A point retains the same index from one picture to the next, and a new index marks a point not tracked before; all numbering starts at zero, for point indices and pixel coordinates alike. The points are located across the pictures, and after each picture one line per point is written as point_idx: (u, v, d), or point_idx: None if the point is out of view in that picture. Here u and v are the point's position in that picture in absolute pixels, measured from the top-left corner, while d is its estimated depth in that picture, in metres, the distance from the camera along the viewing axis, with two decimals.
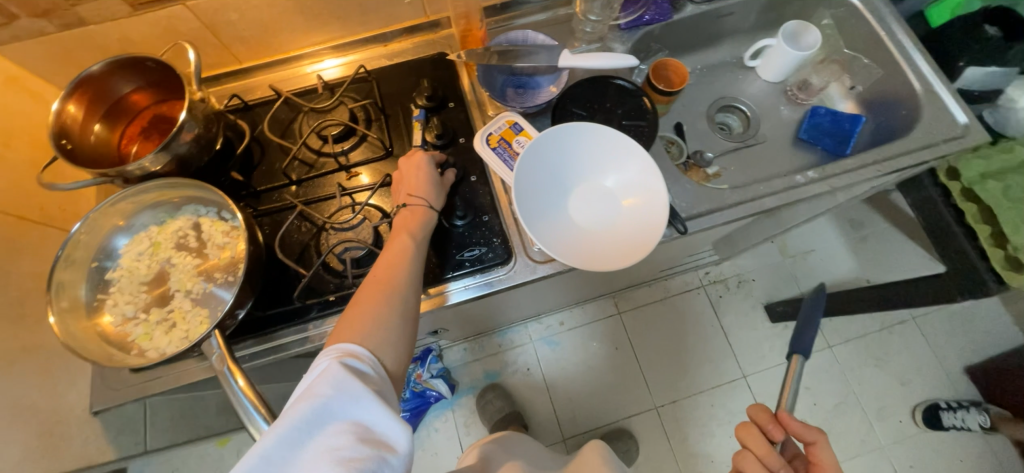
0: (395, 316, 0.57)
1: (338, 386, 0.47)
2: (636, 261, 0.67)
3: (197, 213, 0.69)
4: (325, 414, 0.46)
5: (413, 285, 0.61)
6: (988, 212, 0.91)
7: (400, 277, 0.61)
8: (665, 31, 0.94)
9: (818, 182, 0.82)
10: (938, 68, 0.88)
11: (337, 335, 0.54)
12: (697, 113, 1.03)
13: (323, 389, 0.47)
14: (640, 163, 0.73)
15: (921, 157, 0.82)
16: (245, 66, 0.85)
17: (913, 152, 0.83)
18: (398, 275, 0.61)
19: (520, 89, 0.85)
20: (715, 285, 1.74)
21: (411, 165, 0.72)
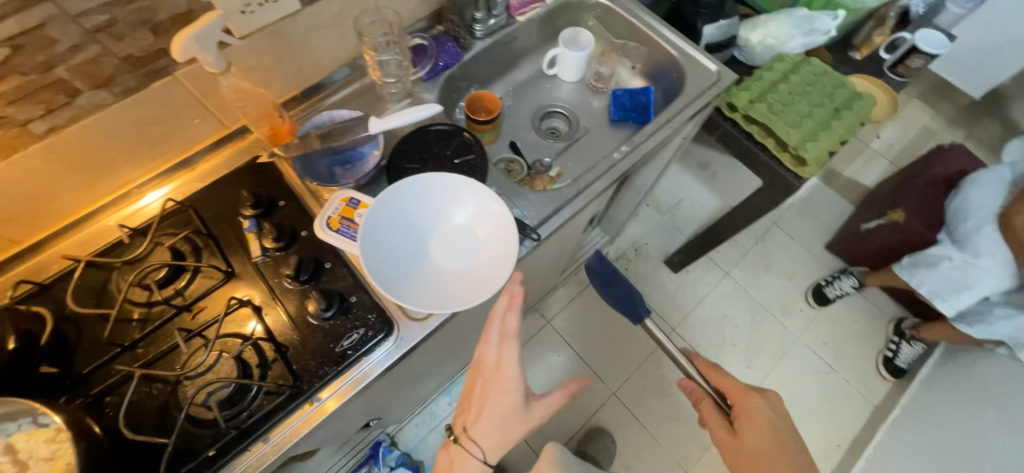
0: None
1: None
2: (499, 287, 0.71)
3: (5, 433, 0.57)
4: None
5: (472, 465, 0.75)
6: (766, 128, 1.11)
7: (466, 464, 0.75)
8: (465, 69, 1.02)
9: (634, 152, 0.93)
10: (683, 34, 1.07)
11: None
12: (525, 127, 1.12)
13: None
14: (476, 192, 0.78)
15: (698, 106, 0.98)
16: (30, 244, 0.75)
17: (691, 103, 0.99)
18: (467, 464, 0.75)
19: (347, 165, 0.84)
20: (618, 261, 1.87)
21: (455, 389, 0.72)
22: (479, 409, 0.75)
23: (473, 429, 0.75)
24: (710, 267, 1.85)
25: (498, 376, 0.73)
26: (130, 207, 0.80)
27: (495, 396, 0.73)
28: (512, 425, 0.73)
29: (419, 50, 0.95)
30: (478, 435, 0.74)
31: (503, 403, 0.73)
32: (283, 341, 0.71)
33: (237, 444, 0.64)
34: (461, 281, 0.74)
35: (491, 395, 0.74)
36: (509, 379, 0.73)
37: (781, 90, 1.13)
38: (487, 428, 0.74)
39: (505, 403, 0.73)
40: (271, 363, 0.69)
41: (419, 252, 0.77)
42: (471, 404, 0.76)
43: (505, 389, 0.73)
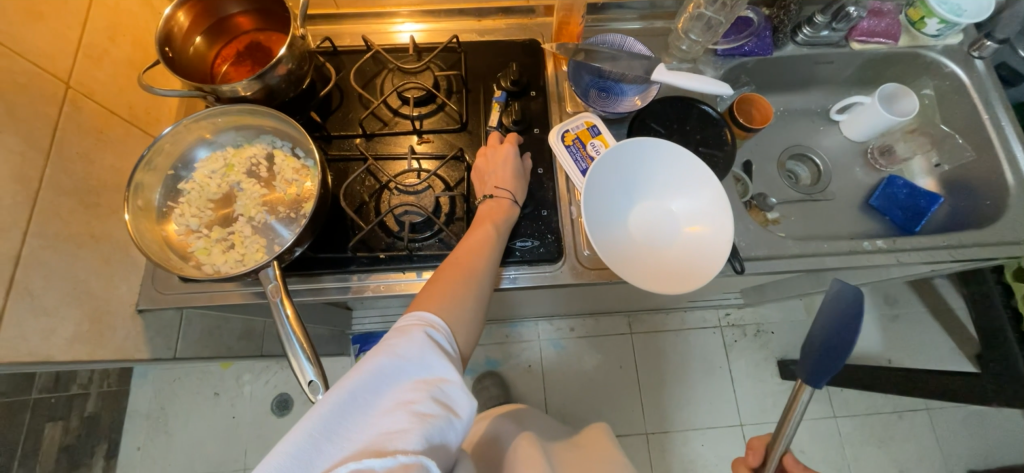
0: (471, 297, 0.57)
1: (417, 354, 0.48)
2: (686, 290, 0.67)
3: (273, 145, 0.70)
4: (386, 377, 0.46)
5: (491, 273, 0.62)
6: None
7: (479, 263, 0.61)
8: (759, 66, 0.91)
9: (886, 252, 0.78)
10: None
11: (417, 304, 0.54)
12: (769, 156, 1.00)
13: (408, 348, 0.48)
14: (713, 193, 0.71)
15: (1000, 253, 0.78)
16: (341, 12, 0.85)
17: (992, 246, 0.78)
18: (479, 261, 0.61)
19: (603, 93, 0.82)
20: (732, 328, 1.72)
21: (498, 156, 0.72)
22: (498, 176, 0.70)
23: (500, 184, 0.69)
24: (821, 399, 1.62)
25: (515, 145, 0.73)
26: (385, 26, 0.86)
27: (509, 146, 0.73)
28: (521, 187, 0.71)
29: (737, 23, 0.87)
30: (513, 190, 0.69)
31: (525, 168, 0.73)
32: (473, 208, 0.74)
33: (399, 263, 0.71)
34: (644, 260, 0.71)
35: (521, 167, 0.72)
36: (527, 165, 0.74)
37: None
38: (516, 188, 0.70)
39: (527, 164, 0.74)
40: (455, 220, 0.73)
41: (623, 207, 0.74)
42: (491, 180, 0.70)
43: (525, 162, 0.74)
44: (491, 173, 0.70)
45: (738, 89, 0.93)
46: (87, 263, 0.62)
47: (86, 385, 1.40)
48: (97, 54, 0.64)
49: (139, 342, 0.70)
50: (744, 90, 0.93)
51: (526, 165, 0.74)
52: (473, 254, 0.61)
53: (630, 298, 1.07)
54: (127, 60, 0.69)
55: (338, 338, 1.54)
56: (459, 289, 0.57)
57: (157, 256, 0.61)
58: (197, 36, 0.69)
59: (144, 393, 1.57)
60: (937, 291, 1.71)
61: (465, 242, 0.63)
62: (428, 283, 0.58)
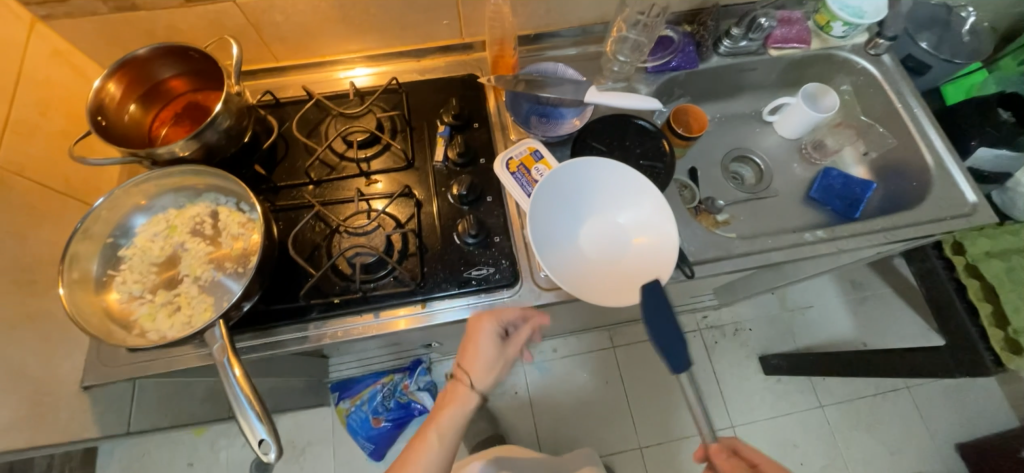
0: (428, 471, 0.69)
1: None
2: (641, 300, 0.68)
3: (216, 202, 0.69)
4: None
5: (446, 455, 0.71)
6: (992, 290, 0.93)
7: (433, 455, 0.70)
8: (690, 78, 0.96)
9: (827, 242, 0.82)
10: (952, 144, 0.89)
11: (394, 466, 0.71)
12: (712, 161, 1.05)
13: None
14: (654, 201, 0.74)
15: (930, 230, 0.82)
16: (280, 65, 0.86)
17: (921, 225, 0.83)
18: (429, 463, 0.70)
19: (543, 118, 0.85)
20: (711, 330, 1.74)
21: (473, 352, 0.71)
22: (474, 363, 0.72)
23: (470, 377, 0.72)
24: (806, 390, 1.64)
25: (492, 357, 0.71)
26: (334, 74, 0.89)
27: (485, 351, 0.70)
28: (493, 370, 0.72)
29: (660, 43, 0.92)
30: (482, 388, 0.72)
31: (503, 357, 0.72)
32: (426, 243, 0.75)
33: (355, 305, 0.71)
34: (598, 275, 0.72)
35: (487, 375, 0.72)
36: (506, 353, 0.72)
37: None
38: (484, 383, 0.73)
39: (500, 365, 0.73)
40: (409, 256, 0.74)
41: (573, 228, 0.76)
42: (465, 365, 0.72)
43: (503, 360, 0.72)
44: (466, 351, 0.72)
45: (673, 101, 0.98)
46: (23, 343, 0.59)
47: (45, 472, 1.31)
48: (27, 130, 0.64)
49: (85, 420, 0.66)
50: (680, 102, 0.98)
51: (517, 333, 0.72)
52: (429, 431, 0.72)
53: (600, 313, 1.08)
54: (61, 132, 0.69)
55: (315, 388, 1.49)
56: (418, 465, 0.69)
57: (97, 327, 0.59)
58: (131, 103, 0.69)
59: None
60: (897, 270, 1.78)
61: (436, 416, 0.72)
62: (404, 446, 0.72)
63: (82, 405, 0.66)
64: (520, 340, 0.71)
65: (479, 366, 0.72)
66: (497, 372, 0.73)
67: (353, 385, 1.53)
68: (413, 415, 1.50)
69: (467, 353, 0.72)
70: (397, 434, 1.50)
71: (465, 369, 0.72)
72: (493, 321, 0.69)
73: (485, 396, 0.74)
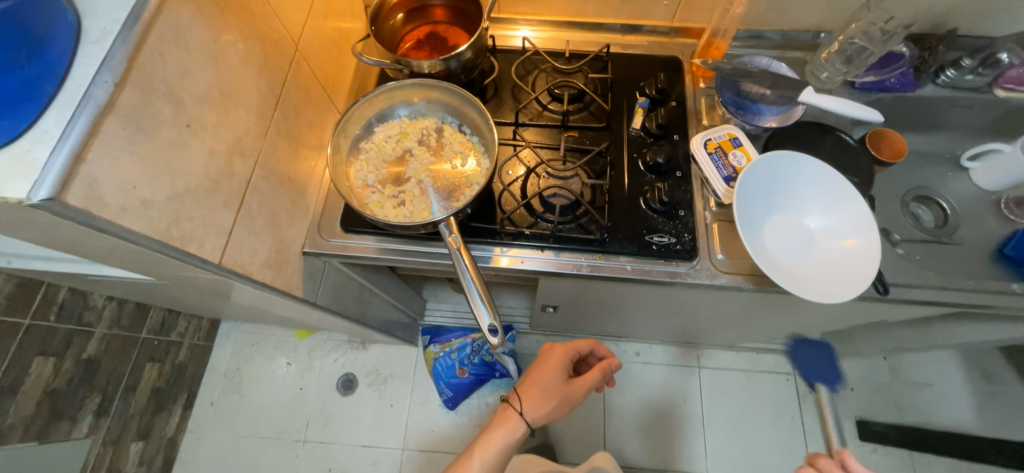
0: None
1: None
2: (841, 298, 0.66)
3: (443, 121, 0.78)
4: None
5: None
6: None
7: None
8: (896, 103, 0.92)
9: None
10: None
11: None
12: (893, 193, 0.99)
13: None
14: (857, 211, 0.73)
15: None
16: (501, 16, 0.94)
17: None
18: None
19: (741, 110, 0.84)
20: (808, 379, 1.64)
21: (533, 381, 0.83)
22: (530, 389, 0.81)
23: (526, 401, 0.79)
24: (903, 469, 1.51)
25: (554, 385, 0.82)
26: (506, 31, 0.95)
27: (550, 376, 0.83)
28: (550, 395, 0.81)
29: (886, 58, 0.89)
30: (534, 415, 0.79)
31: (563, 391, 0.82)
32: (613, 200, 0.78)
33: (542, 241, 0.75)
34: (789, 266, 0.71)
35: (547, 398, 0.80)
36: (567, 388, 0.83)
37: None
38: (539, 416, 0.80)
39: (559, 398, 0.81)
40: (596, 208, 0.77)
41: (766, 217, 0.75)
42: (525, 395, 0.81)
43: (562, 394, 0.82)
44: (529, 381, 0.83)
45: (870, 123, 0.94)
46: (283, 199, 0.69)
47: (182, 335, 1.50)
48: (315, 26, 0.75)
49: (297, 280, 0.75)
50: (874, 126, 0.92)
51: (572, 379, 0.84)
52: (472, 457, 0.76)
53: (726, 322, 1.06)
54: (331, 35, 0.80)
55: (410, 326, 1.59)
56: None
57: (344, 197, 0.69)
58: (398, 15, 0.80)
59: (223, 352, 1.66)
60: None
61: (482, 441, 0.78)
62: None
63: (298, 268, 0.75)
64: (584, 381, 0.85)
65: (539, 391, 0.81)
66: (553, 405, 0.80)
67: (445, 333, 1.61)
68: (493, 375, 1.54)
69: (529, 381, 0.83)
70: (473, 389, 1.55)
71: (516, 396, 0.80)
72: (563, 351, 0.86)
73: (532, 427, 0.79)
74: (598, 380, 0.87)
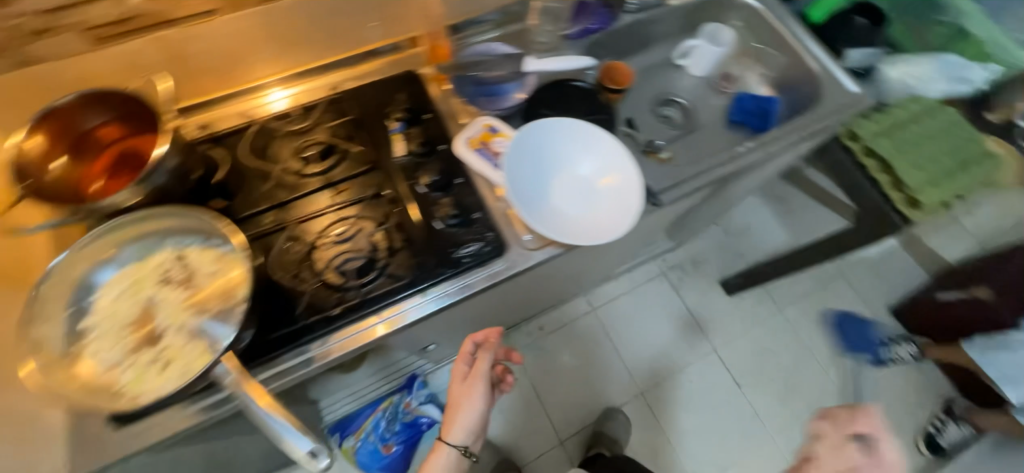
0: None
1: None
2: (622, 229, 0.75)
3: (180, 246, 0.65)
4: None
5: None
6: (897, 150, 1.07)
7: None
8: (608, 38, 1.04)
9: (756, 150, 0.94)
10: (827, 51, 1.05)
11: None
12: (643, 109, 1.14)
13: None
14: (610, 145, 0.82)
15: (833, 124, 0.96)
16: (212, 96, 0.80)
17: (824, 118, 0.96)
18: None
19: (489, 97, 0.89)
20: (674, 270, 1.88)
21: (455, 392, 0.88)
22: (454, 402, 0.87)
23: (453, 411, 0.86)
24: (764, 299, 1.85)
25: (472, 390, 0.87)
26: (257, 101, 0.83)
27: (467, 383, 0.88)
28: (469, 398, 0.86)
29: (581, 6, 0.98)
30: (455, 434, 0.84)
31: (482, 391, 0.87)
32: (410, 235, 0.75)
33: (356, 312, 0.70)
34: (574, 223, 0.78)
35: (462, 411, 0.86)
36: (485, 388, 0.87)
37: (927, 125, 1.10)
38: (462, 430, 0.86)
39: (479, 398, 0.86)
40: (397, 251, 0.74)
41: (543, 187, 0.81)
42: (448, 414, 0.87)
43: (481, 394, 0.86)
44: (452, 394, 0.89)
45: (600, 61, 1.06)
46: None
47: None
48: None
49: None
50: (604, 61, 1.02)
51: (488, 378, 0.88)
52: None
53: (579, 272, 1.13)
54: None
55: None
56: None
57: (85, 407, 0.54)
58: (59, 157, 0.65)
59: None
60: (813, 178, 1.96)
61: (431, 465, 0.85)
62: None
63: None
64: (498, 375, 0.87)
65: (461, 400, 0.87)
66: (478, 408, 0.85)
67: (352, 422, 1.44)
68: (423, 430, 1.47)
69: (450, 398, 0.89)
70: (410, 455, 1.45)
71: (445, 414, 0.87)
72: (470, 356, 0.90)
73: (467, 436, 0.85)
74: (516, 368, 0.90)
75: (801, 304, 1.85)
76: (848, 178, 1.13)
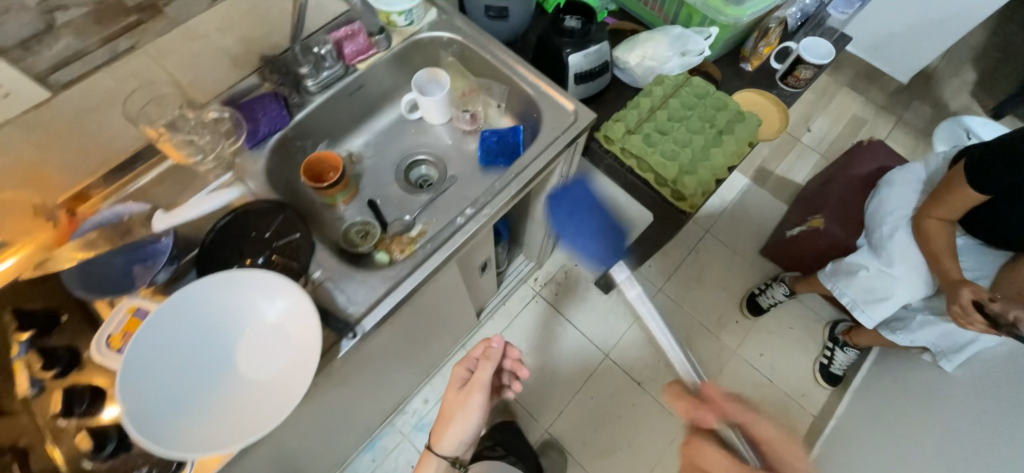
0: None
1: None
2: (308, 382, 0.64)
3: None
4: None
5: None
6: (649, 144, 1.02)
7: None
8: (301, 129, 0.91)
9: (476, 218, 0.82)
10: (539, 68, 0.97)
11: None
12: (388, 180, 1.03)
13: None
14: (269, 286, 0.68)
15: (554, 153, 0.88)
16: None
17: (545, 152, 0.89)
18: None
19: (144, 263, 0.73)
20: (548, 286, 1.80)
21: (448, 399, 1.05)
22: (443, 410, 1.03)
23: (441, 415, 1.03)
24: (642, 284, 1.81)
25: (456, 396, 1.02)
26: None
27: (453, 391, 1.03)
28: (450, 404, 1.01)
29: (242, 104, 0.86)
30: (451, 442, 0.99)
31: (461, 397, 1.01)
32: None
33: None
34: (243, 411, 0.65)
35: (458, 417, 0.99)
36: (462, 395, 1.01)
37: (672, 106, 1.05)
38: (459, 435, 1.00)
39: (459, 403, 1.00)
40: None
41: (223, 354, 0.69)
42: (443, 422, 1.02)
43: (463, 399, 1.00)
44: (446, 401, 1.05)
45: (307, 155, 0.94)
46: None
47: None
48: None
49: None
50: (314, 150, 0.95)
51: (467, 385, 1.02)
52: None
53: (376, 376, 1.01)
54: None
55: None
56: None
57: None
58: None
59: None
60: None
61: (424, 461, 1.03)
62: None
63: None
64: (477, 381, 1.00)
65: (447, 404, 1.03)
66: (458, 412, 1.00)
67: None
68: None
69: (445, 408, 1.03)
70: None
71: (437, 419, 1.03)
72: (459, 367, 1.06)
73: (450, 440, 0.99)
74: (488, 377, 1.00)
75: (677, 275, 1.82)
76: (622, 181, 1.06)
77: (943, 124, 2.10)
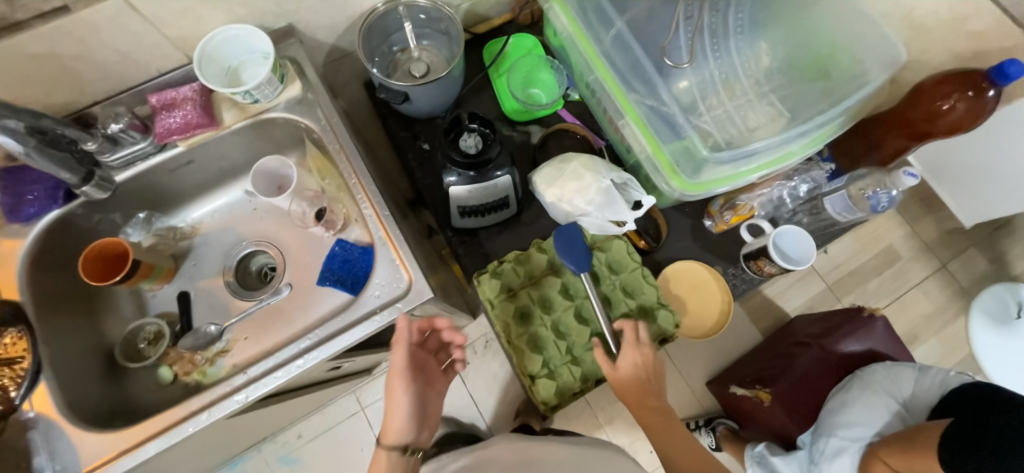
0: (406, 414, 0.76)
1: None
2: None
3: None
4: None
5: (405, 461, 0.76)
6: (520, 320, 0.81)
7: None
8: (96, 204, 0.75)
9: (244, 388, 0.69)
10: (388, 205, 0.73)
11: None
12: (216, 267, 0.85)
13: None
14: None
15: (363, 331, 0.68)
16: None
17: (353, 325, 0.69)
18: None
19: None
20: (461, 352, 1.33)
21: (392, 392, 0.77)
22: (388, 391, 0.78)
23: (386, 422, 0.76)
24: None
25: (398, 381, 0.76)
26: None
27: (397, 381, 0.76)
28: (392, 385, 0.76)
29: (8, 170, 0.71)
30: (391, 428, 0.75)
31: (399, 386, 0.76)
32: None
33: None
34: None
35: (391, 398, 0.77)
36: (398, 381, 0.76)
37: (569, 277, 0.82)
38: (401, 428, 0.76)
39: (398, 394, 0.76)
40: None
41: None
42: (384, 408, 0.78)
43: (398, 387, 0.76)
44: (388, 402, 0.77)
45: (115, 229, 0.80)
46: None
47: None
48: None
49: None
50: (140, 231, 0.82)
51: (400, 367, 0.76)
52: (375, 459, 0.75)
53: None
54: None
55: None
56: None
57: None
58: None
59: None
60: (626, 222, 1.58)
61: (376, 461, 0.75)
62: None
63: None
64: (400, 364, 0.75)
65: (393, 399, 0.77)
66: (396, 389, 0.76)
67: None
68: None
69: (274, 349, 0.77)
70: None
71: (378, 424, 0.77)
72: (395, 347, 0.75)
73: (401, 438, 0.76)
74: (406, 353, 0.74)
75: None
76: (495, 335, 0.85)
77: (995, 289, 1.47)
